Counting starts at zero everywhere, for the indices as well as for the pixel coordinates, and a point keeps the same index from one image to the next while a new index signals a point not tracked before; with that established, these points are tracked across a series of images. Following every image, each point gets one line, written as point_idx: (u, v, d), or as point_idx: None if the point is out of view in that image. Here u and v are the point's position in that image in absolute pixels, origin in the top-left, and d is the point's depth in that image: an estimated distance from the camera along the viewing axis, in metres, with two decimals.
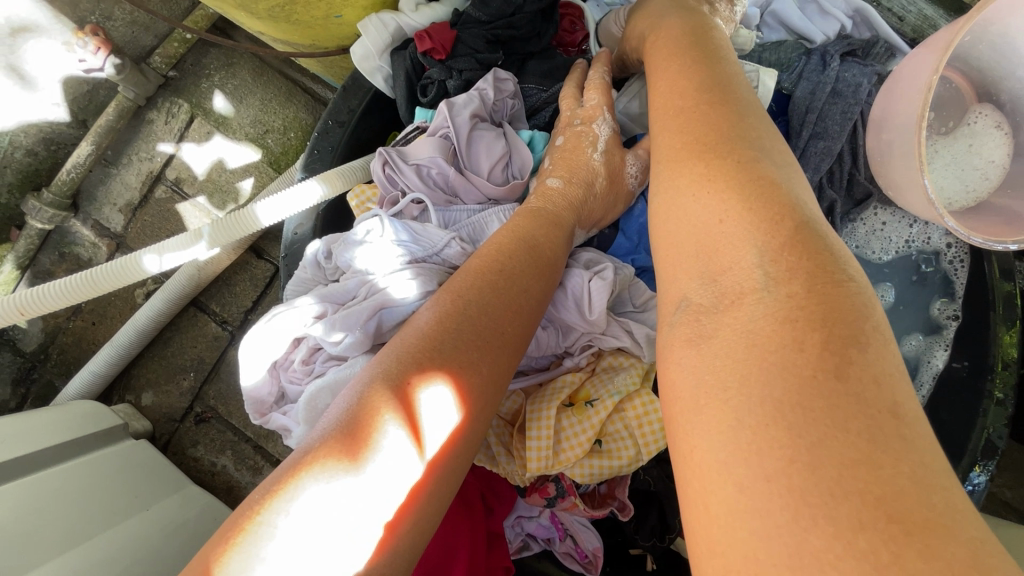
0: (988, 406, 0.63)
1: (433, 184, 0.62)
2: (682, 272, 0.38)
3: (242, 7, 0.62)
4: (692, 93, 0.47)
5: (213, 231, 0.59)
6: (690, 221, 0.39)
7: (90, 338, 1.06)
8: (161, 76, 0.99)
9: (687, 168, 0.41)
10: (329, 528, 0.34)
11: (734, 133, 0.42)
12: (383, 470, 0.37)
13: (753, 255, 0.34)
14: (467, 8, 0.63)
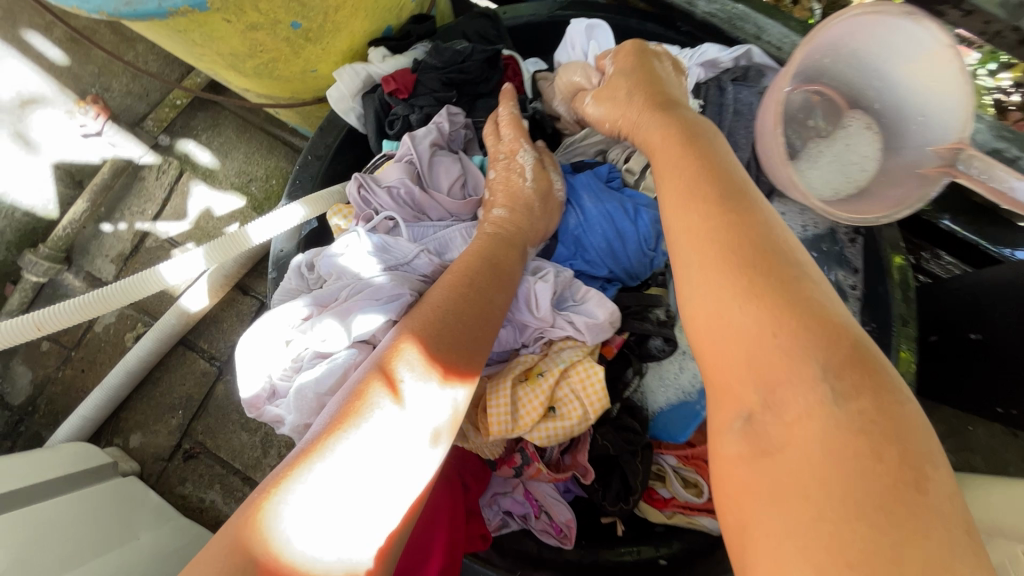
0: (899, 358, 0.73)
1: (403, 202, 0.71)
2: (737, 380, 0.39)
3: (233, 67, 0.74)
4: (716, 193, 0.47)
5: (208, 250, 0.67)
6: (733, 332, 0.40)
7: (79, 386, 1.09)
8: (152, 138, 1.11)
9: (727, 277, 0.42)
10: (336, 493, 0.42)
11: (769, 243, 0.43)
12: (375, 441, 0.45)
13: (817, 372, 0.36)
14: (424, 57, 0.77)
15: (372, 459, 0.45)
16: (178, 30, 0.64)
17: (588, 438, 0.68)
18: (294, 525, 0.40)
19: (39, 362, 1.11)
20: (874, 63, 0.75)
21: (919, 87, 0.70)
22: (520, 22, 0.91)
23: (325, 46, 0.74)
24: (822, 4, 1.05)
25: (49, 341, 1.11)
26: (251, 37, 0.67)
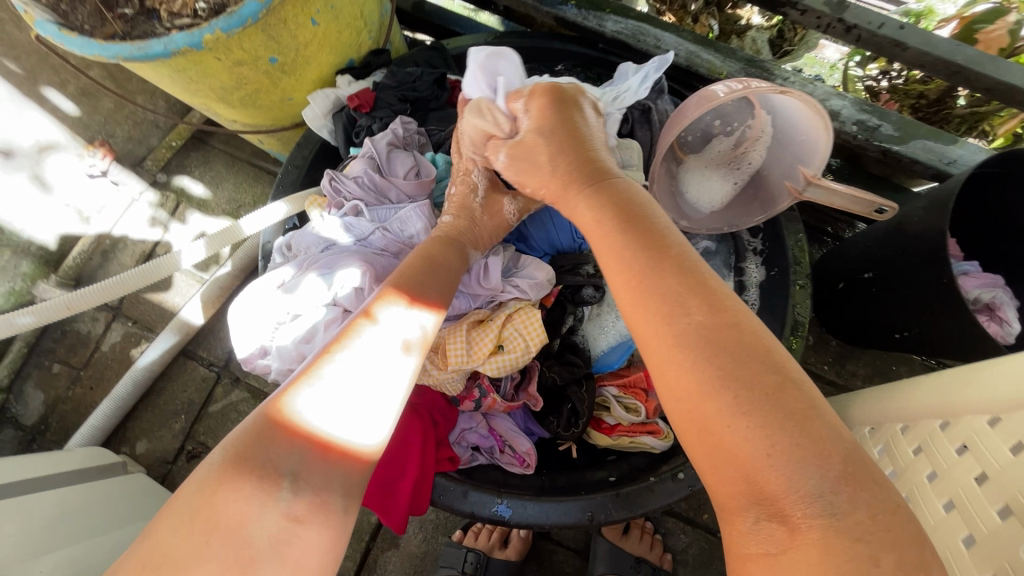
0: (797, 291, 0.90)
1: (366, 187, 0.83)
2: (732, 495, 0.39)
3: (222, 99, 0.90)
4: (682, 293, 0.45)
5: (209, 240, 0.82)
6: (727, 428, 0.39)
7: (88, 402, 1.19)
8: (152, 175, 1.26)
9: (713, 399, 0.39)
10: (343, 381, 0.47)
11: (747, 353, 0.41)
12: (370, 346, 0.51)
13: (815, 483, 0.36)
14: (381, 80, 0.94)
15: (367, 367, 0.49)
16: (178, 69, 0.80)
17: (537, 371, 0.82)
18: (310, 405, 0.45)
19: (49, 384, 1.20)
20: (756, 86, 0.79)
21: (795, 124, 0.80)
22: (463, 52, 1.10)
23: (298, 77, 0.91)
24: (717, 20, 1.27)
25: (59, 363, 1.21)
26: (238, 71, 0.84)
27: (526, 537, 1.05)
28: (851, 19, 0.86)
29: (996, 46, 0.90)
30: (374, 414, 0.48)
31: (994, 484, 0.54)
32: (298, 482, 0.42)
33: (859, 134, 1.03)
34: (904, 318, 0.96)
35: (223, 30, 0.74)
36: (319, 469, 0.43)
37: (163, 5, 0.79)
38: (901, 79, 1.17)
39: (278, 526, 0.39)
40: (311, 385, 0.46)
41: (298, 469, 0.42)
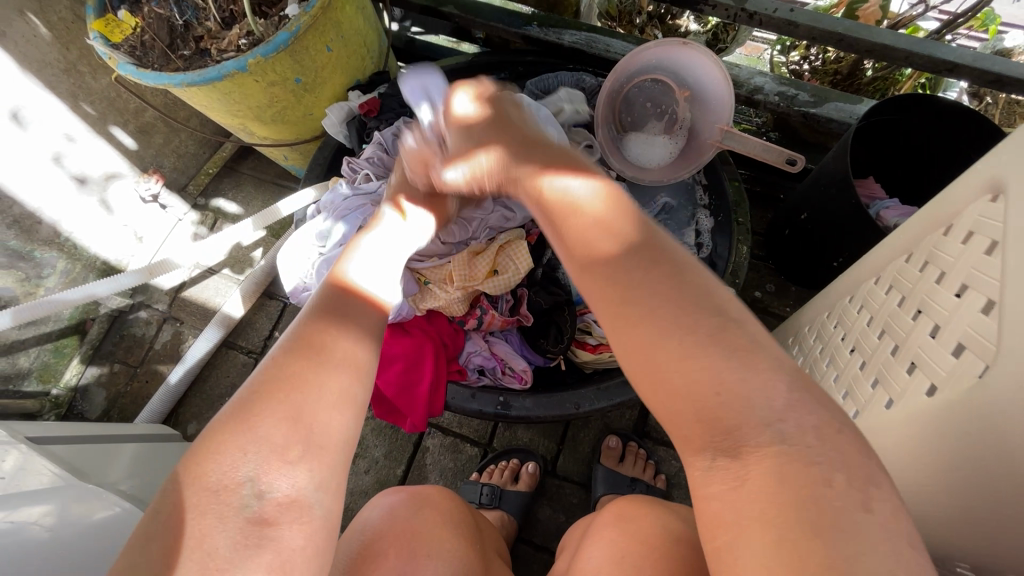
0: (739, 230, 1.13)
1: (378, 165, 1.04)
2: (702, 438, 0.44)
3: (258, 117, 1.13)
4: (645, 264, 0.51)
5: (255, 218, 1.03)
6: (675, 363, 0.46)
7: (146, 394, 1.36)
8: (194, 199, 1.49)
9: (682, 340, 0.46)
10: (371, 262, 0.69)
11: (701, 304, 0.48)
12: (375, 242, 0.72)
13: (753, 404, 0.43)
14: (385, 91, 1.16)
15: (380, 252, 0.71)
16: (226, 92, 1.03)
17: (526, 296, 1.00)
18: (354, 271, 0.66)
19: (110, 382, 1.37)
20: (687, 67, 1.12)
21: (707, 87, 1.11)
22: (449, 71, 1.34)
23: (317, 94, 1.14)
24: (660, 30, 1.51)
25: (119, 363, 1.39)
26: (271, 91, 1.06)
27: (534, 473, 1.17)
28: (751, 8, 1.08)
29: (872, 19, 1.13)
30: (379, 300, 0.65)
31: (876, 320, 0.71)
32: (258, 487, 0.45)
33: (781, 102, 1.24)
34: (838, 245, 1.13)
35: (262, 55, 0.96)
36: (278, 469, 0.46)
37: (214, 45, 1.03)
38: (819, 61, 1.39)
39: (241, 533, 0.43)
40: (347, 263, 0.67)
41: (258, 471, 0.45)
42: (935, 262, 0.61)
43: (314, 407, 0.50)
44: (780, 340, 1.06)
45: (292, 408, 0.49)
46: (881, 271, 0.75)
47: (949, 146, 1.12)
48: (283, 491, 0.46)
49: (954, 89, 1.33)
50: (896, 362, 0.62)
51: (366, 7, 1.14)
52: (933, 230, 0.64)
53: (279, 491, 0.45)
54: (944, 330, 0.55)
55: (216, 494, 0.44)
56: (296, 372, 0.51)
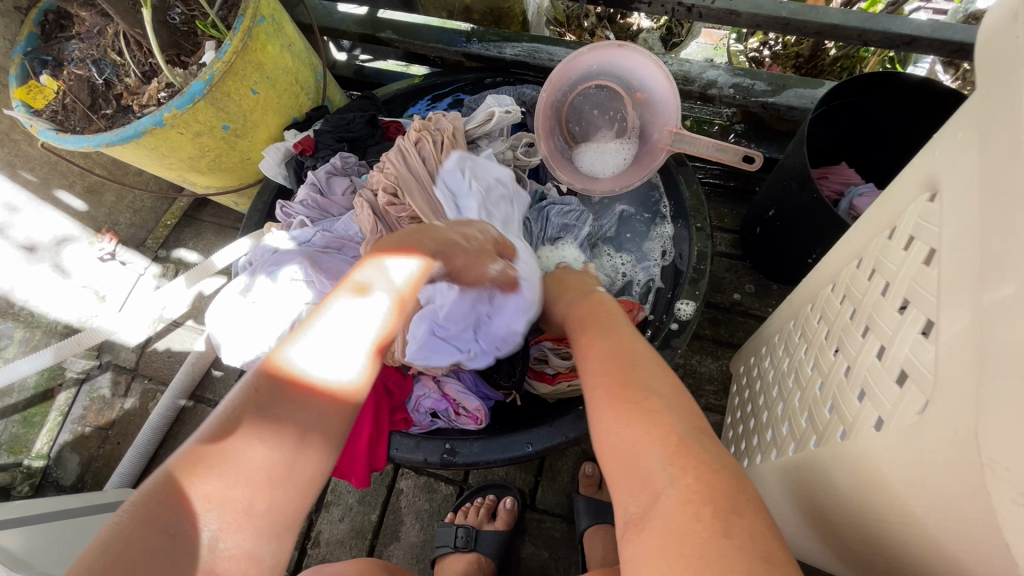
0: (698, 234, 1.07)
1: (311, 207, 1.01)
2: (621, 486, 0.53)
3: (193, 168, 1.10)
4: (604, 353, 0.65)
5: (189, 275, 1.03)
6: (625, 441, 0.55)
7: (118, 456, 1.33)
8: (154, 252, 1.47)
9: (612, 405, 0.58)
10: (334, 335, 0.56)
11: (634, 379, 0.60)
12: (347, 306, 0.59)
13: (662, 462, 0.51)
14: (320, 127, 1.12)
15: (349, 320, 0.58)
16: (150, 148, 1.00)
17: None
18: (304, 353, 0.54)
19: (82, 446, 1.34)
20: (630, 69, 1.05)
21: (653, 90, 1.05)
22: (390, 97, 1.30)
23: (251, 138, 1.11)
24: (611, 31, 1.45)
25: (89, 426, 1.36)
26: (199, 141, 1.03)
27: (512, 509, 1.11)
28: (688, 1, 1.01)
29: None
30: (330, 383, 0.54)
31: (831, 334, 0.64)
32: (211, 536, 0.44)
33: (737, 95, 1.18)
34: (809, 240, 1.06)
35: (177, 107, 0.94)
36: (234, 525, 0.45)
37: (135, 101, 1.00)
38: (778, 46, 1.31)
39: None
40: (298, 341, 0.55)
41: (215, 527, 0.44)
42: (881, 271, 0.54)
43: (277, 459, 0.49)
44: (754, 349, 0.99)
45: (262, 454, 0.48)
46: (836, 277, 0.68)
47: (918, 121, 1.04)
48: (235, 545, 0.45)
49: (925, 61, 1.24)
50: (849, 386, 0.55)
51: (294, 44, 1.11)
52: (880, 234, 0.58)
53: (232, 543, 0.44)
54: (889, 352, 0.48)
55: (182, 536, 0.43)
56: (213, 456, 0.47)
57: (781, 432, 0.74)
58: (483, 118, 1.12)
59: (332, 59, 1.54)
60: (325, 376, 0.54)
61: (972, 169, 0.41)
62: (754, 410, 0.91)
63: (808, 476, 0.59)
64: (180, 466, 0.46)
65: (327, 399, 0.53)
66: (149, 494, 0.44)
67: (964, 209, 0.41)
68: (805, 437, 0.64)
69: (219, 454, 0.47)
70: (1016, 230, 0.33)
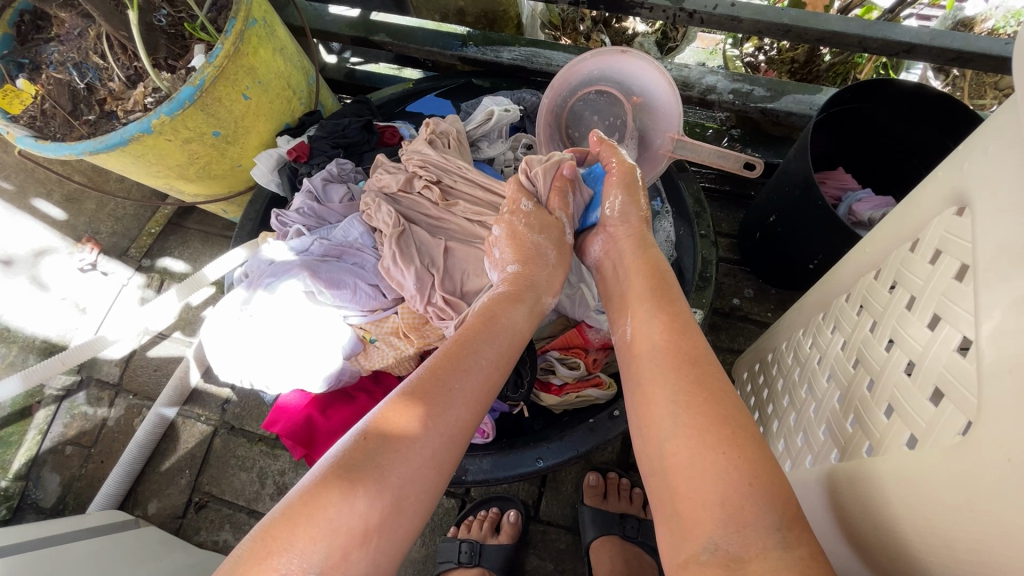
0: (701, 242, 1.07)
1: (308, 215, 0.97)
2: (709, 520, 0.50)
3: (182, 176, 1.06)
4: (679, 369, 0.60)
5: (179, 288, 0.98)
6: (710, 477, 0.52)
7: (101, 475, 1.28)
8: (137, 261, 1.39)
9: (707, 442, 0.54)
10: (431, 387, 0.57)
11: (723, 412, 0.56)
12: (448, 367, 0.59)
13: (773, 520, 0.48)
14: (314, 133, 1.08)
15: (449, 385, 0.58)
16: (137, 156, 0.96)
17: None
18: (403, 399, 0.55)
19: (63, 465, 1.29)
20: (628, 71, 1.05)
21: (651, 90, 1.04)
22: (385, 101, 1.27)
23: (242, 145, 1.07)
24: (607, 35, 1.44)
25: (70, 444, 1.30)
26: (188, 148, 0.99)
27: (516, 522, 1.09)
28: (689, 7, 1.00)
29: (821, 5, 1.08)
30: (419, 443, 0.53)
31: (848, 345, 0.64)
32: None
33: (736, 100, 1.17)
34: (811, 248, 1.06)
35: (166, 113, 0.90)
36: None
37: (119, 106, 0.95)
38: (774, 50, 1.31)
39: None
40: (403, 396, 0.56)
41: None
42: (903, 284, 0.54)
43: (370, 517, 0.47)
44: (759, 355, 0.99)
45: (357, 510, 0.47)
46: (851, 287, 0.67)
47: (918, 127, 1.04)
48: None
49: (916, 67, 1.26)
50: (874, 403, 0.54)
51: (286, 47, 1.07)
52: (899, 246, 0.57)
53: None
54: (921, 370, 0.47)
55: None
56: (314, 506, 0.47)
57: (795, 443, 0.73)
58: (483, 119, 1.13)
59: (322, 61, 1.50)
60: (417, 437, 0.53)
61: (1008, 184, 0.40)
62: (763, 418, 0.91)
63: (829, 492, 0.58)
64: (285, 512, 0.47)
65: (418, 457, 0.52)
66: (260, 534, 0.46)
67: (1000, 226, 0.40)
68: (824, 451, 0.63)
69: (320, 503, 0.47)
70: None
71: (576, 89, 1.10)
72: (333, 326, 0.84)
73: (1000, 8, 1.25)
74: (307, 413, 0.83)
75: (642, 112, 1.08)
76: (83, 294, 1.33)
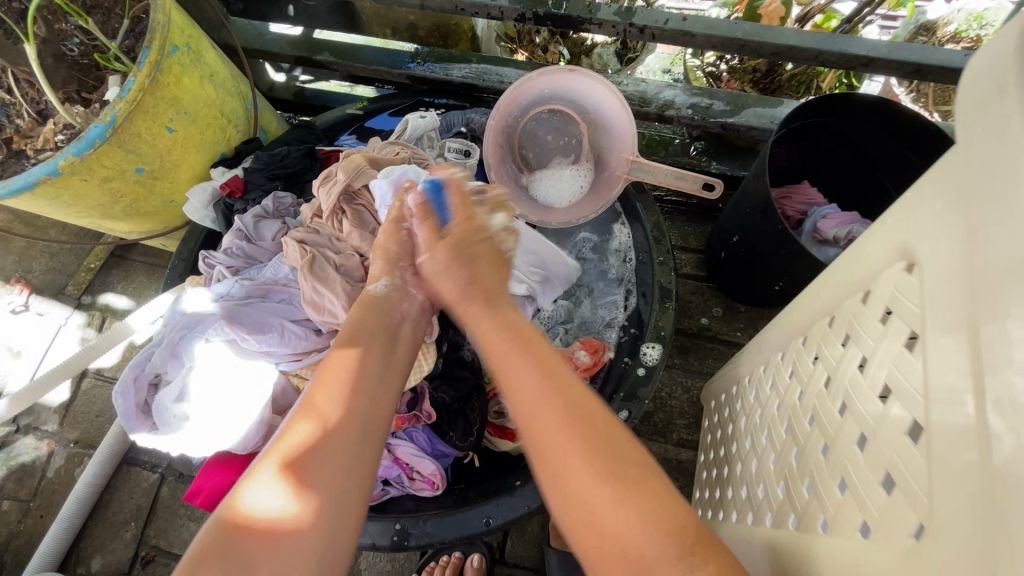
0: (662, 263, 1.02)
1: (235, 255, 0.91)
2: (614, 567, 0.47)
3: (107, 215, 0.99)
4: (561, 411, 0.52)
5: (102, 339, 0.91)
6: (615, 524, 0.47)
7: (40, 531, 1.20)
8: (76, 299, 1.31)
9: (602, 482, 0.49)
10: (297, 445, 0.53)
11: (616, 450, 0.50)
12: (313, 418, 0.55)
13: (675, 548, 0.46)
14: (249, 166, 1.01)
15: (314, 439, 0.54)
16: (49, 198, 0.88)
17: (428, 390, 0.86)
18: (269, 468, 0.51)
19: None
20: (579, 90, 1.00)
21: (605, 110, 1.00)
22: (330, 124, 1.20)
23: (171, 179, 1.00)
24: (566, 47, 1.39)
25: (8, 499, 1.22)
26: (109, 186, 0.92)
27: (480, 567, 1.03)
28: (640, 22, 0.95)
29: (777, 17, 1.03)
30: (288, 520, 0.48)
31: (804, 397, 0.59)
32: None
33: (695, 116, 1.13)
34: (776, 269, 1.03)
35: (75, 154, 0.83)
36: None
37: (28, 144, 0.88)
38: (735, 60, 1.26)
39: None
40: (262, 473, 0.51)
41: None
42: (856, 341, 0.49)
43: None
44: (724, 386, 0.94)
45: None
46: (807, 330, 0.63)
47: (882, 140, 1.00)
48: None
49: (879, 76, 1.23)
50: (828, 471, 0.49)
51: (216, 73, 1.00)
52: (852, 294, 0.52)
53: None
54: (873, 444, 0.43)
55: None
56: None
57: (755, 494, 0.69)
58: (403, 130, 1.08)
59: (270, 81, 1.42)
60: (276, 513, 0.48)
61: (952, 252, 0.36)
62: (727, 453, 0.86)
63: (783, 560, 0.53)
64: None
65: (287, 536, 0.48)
66: None
67: (947, 297, 0.36)
68: (781, 512, 0.58)
69: None
70: (1010, 353, 0.28)
71: (528, 109, 1.04)
72: (264, 378, 0.77)
73: (962, 12, 1.21)
74: (231, 479, 0.74)
75: (595, 134, 1.05)
76: (18, 338, 1.25)
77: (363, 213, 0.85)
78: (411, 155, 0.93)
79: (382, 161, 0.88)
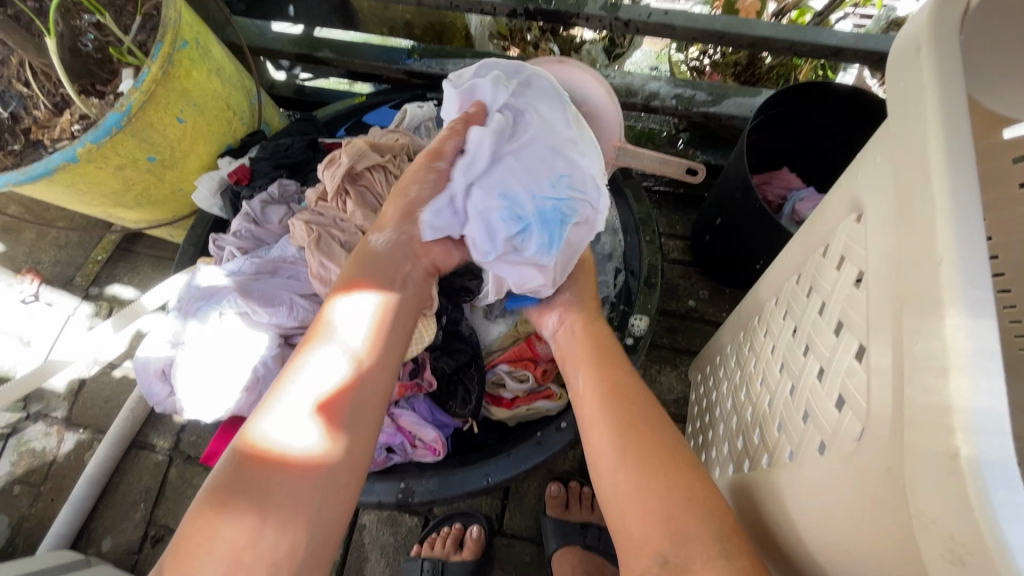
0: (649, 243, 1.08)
1: (243, 237, 0.96)
2: (654, 539, 0.55)
3: (120, 203, 1.03)
4: (630, 415, 0.66)
5: (118, 319, 0.95)
6: (659, 503, 0.57)
7: (51, 514, 1.23)
8: (84, 290, 1.35)
9: (655, 476, 0.59)
10: (302, 385, 0.61)
11: (671, 451, 0.61)
12: (314, 363, 0.63)
13: (711, 532, 0.53)
14: (255, 155, 1.06)
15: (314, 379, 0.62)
16: (66, 185, 0.93)
17: (427, 360, 0.91)
18: (279, 403, 0.59)
19: (11, 506, 1.24)
20: (566, 83, 1.06)
21: (591, 100, 1.05)
22: (331, 117, 1.25)
23: (181, 169, 1.05)
24: (556, 44, 1.45)
25: (19, 483, 1.26)
26: (122, 175, 0.97)
27: (479, 537, 1.08)
28: (624, 16, 1.01)
29: (753, 12, 1.10)
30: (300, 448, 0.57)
31: (776, 350, 0.64)
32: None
33: (679, 106, 1.19)
34: (756, 250, 1.08)
35: (92, 142, 0.88)
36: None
37: (45, 135, 0.93)
38: (717, 55, 1.32)
39: None
40: (273, 407, 0.59)
41: None
42: (817, 290, 0.55)
43: (261, 539, 0.52)
44: (709, 358, 0.99)
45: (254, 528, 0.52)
46: (778, 291, 0.68)
47: (854, 126, 1.07)
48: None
49: (853, 68, 1.29)
50: (793, 407, 0.55)
51: (223, 68, 1.05)
52: (815, 251, 0.58)
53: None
54: (828, 374, 0.48)
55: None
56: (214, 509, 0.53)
57: (735, 447, 0.74)
58: (401, 121, 1.13)
59: (271, 78, 1.47)
60: (290, 442, 0.57)
61: (885, 195, 0.42)
62: (712, 419, 0.91)
63: (756, 494, 0.59)
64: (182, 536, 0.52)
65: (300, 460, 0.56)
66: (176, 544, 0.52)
67: (882, 234, 0.41)
68: (756, 454, 0.64)
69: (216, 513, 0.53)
70: (918, 264, 0.33)
71: None
72: (263, 344, 0.81)
73: None
74: None
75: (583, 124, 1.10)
76: (27, 327, 1.29)
77: (366, 194, 0.91)
78: (410, 143, 0.99)
79: (382, 146, 0.94)
